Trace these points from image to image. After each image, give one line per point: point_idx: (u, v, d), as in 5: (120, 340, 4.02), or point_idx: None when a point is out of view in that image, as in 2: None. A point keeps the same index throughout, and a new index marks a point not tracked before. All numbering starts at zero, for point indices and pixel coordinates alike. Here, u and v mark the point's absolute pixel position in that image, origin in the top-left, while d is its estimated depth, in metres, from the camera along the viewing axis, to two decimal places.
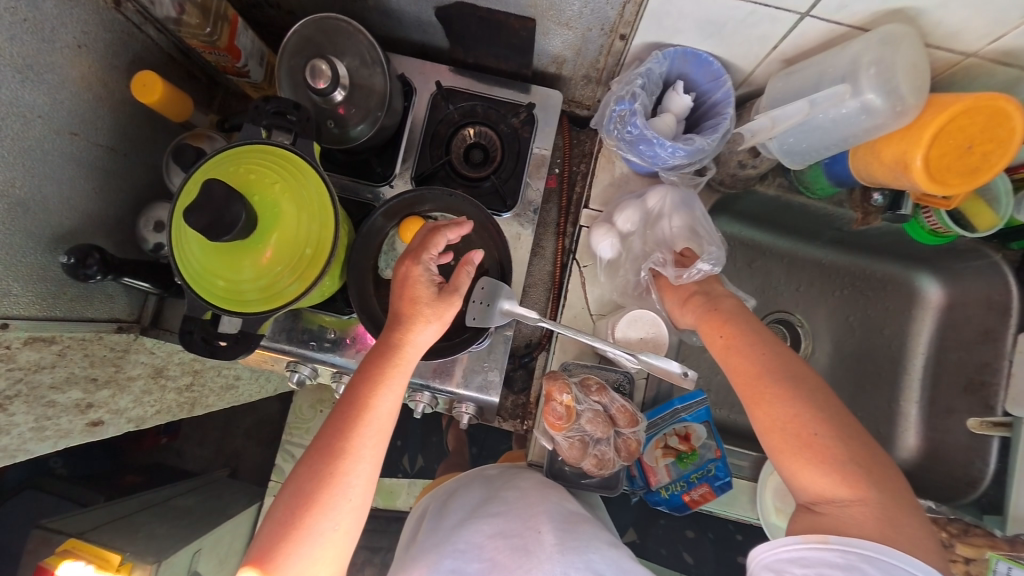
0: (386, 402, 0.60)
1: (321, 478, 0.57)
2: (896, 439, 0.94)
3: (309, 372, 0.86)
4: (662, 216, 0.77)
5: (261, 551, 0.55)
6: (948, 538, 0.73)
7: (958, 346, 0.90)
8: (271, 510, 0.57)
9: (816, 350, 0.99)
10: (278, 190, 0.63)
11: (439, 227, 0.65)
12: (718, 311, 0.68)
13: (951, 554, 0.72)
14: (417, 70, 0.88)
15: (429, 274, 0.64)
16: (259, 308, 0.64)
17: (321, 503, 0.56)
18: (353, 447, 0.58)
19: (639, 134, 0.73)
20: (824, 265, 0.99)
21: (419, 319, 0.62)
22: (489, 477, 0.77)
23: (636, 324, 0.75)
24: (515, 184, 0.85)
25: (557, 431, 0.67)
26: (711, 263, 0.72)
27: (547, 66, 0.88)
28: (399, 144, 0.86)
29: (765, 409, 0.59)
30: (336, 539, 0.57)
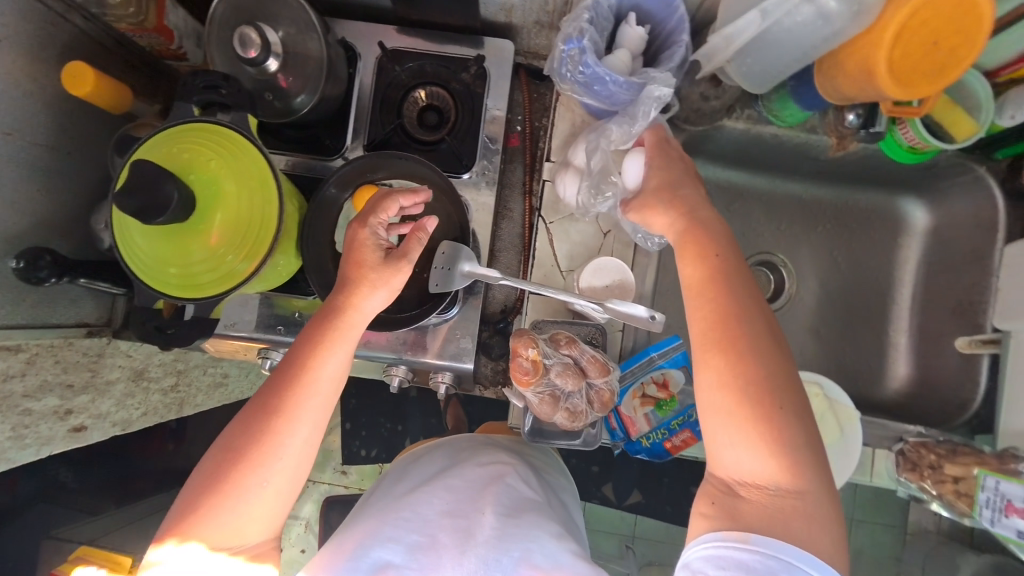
0: (327, 365, 0.59)
1: (253, 435, 0.57)
2: (889, 369, 0.92)
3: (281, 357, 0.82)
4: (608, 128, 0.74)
5: (189, 496, 0.57)
6: (936, 459, 0.70)
7: (946, 269, 0.87)
8: (204, 459, 0.58)
9: (802, 289, 0.97)
10: (215, 167, 0.61)
11: (391, 193, 0.63)
12: (705, 234, 0.61)
13: (940, 475, 0.69)
14: (361, 34, 0.85)
15: (377, 240, 0.63)
16: (213, 292, 0.62)
17: (251, 461, 0.57)
18: (286, 407, 0.58)
19: (592, 74, 0.70)
20: (803, 200, 0.96)
21: (365, 284, 0.61)
22: (457, 448, 0.75)
23: (601, 272, 0.76)
24: (472, 143, 0.82)
25: (527, 387, 0.64)
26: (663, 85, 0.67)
27: (497, 16, 0.84)
28: (349, 113, 0.83)
29: (731, 361, 0.54)
30: (265, 497, 0.58)
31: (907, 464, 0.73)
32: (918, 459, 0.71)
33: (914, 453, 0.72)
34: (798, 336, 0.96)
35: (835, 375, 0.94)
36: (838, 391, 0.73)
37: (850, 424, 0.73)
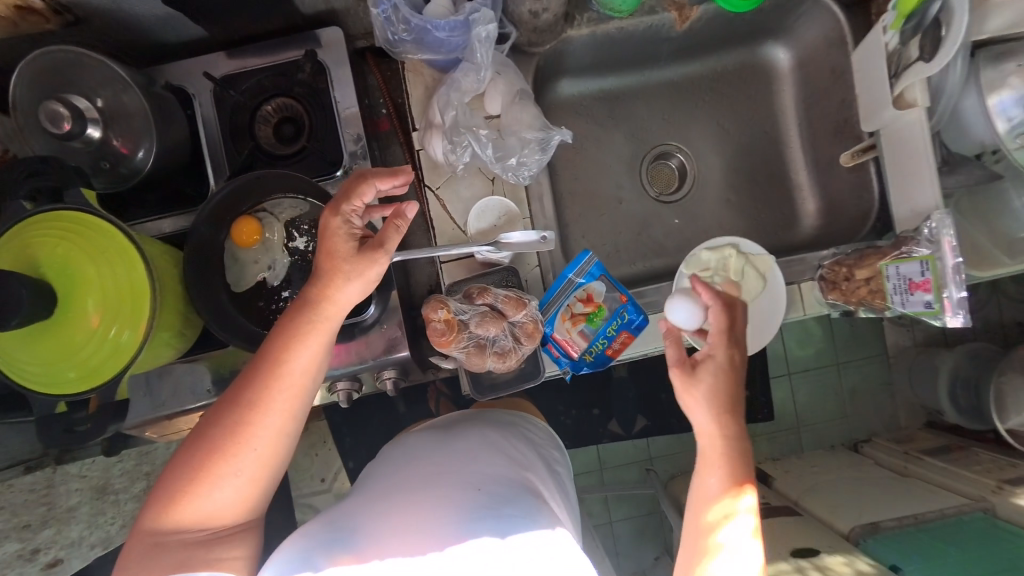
0: (302, 359, 0.57)
1: (228, 424, 0.55)
2: (804, 209, 0.96)
3: None
4: (457, 76, 0.73)
5: (161, 492, 0.54)
6: (848, 271, 0.71)
7: (820, 98, 0.91)
8: (176, 454, 0.56)
9: (703, 167, 1.00)
10: (61, 253, 0.57)
11: (367, 178, 0.61)
12: (728, 395, 0.61)
13: (855, 284, 0.71)
14: (184, 71, 0.79)
15: (350, 228, 0.60)
16: (108, 377, 0.58)
17: (226, 452, 0.54)
18: (262, 398, 0.55)
19: (417, 26, 0.70)
20: (677, 83, 0.99)
21: (338, 275, 0.59)
22: (447, 425, 0.75)
23: (485, 214, 0.76)
24: (332, 138, 0.78)
25: (449, 347, 0.66)
26: (488, 25, 0.69)
27: (316, 6, 0.81)
28: (203, 154, 0.77)
29: (710, 468, 0.60)
30: (243, 486, 0.56)
31: (829, 286, 0.74)
32: (836, 276, 0.73)
33: (832, 273, 0.74)
34: (716, 212, 0.99)
35: (759, 233, 0.98)
36: (750, 245, 0.77)
37: (771, 271, 0.75)
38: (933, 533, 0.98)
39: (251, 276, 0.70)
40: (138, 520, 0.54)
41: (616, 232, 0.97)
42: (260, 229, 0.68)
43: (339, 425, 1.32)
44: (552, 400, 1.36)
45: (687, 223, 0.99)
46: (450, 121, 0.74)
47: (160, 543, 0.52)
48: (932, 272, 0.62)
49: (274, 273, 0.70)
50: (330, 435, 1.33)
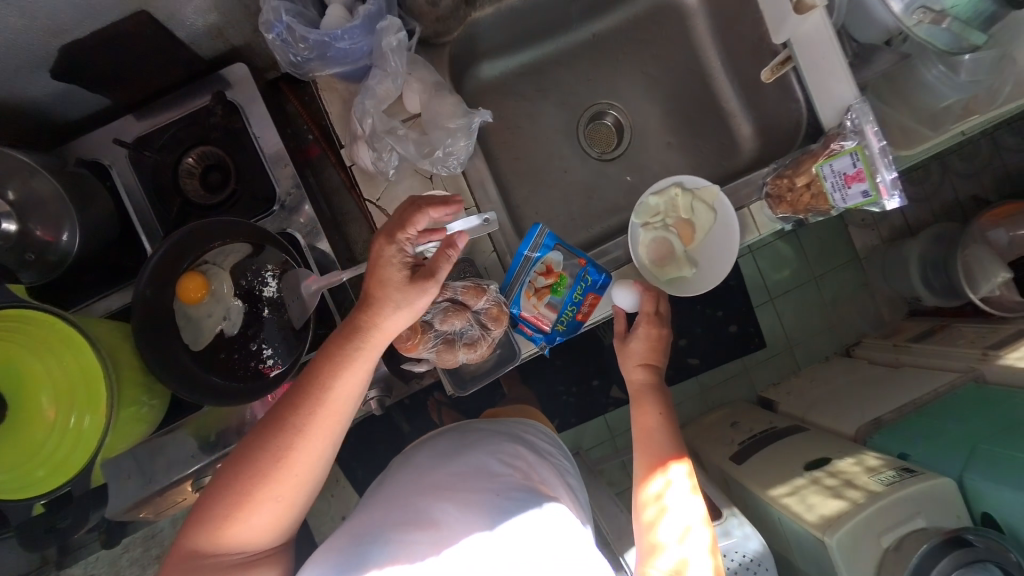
0: (346, 386, 0.56)
1: (270, 446, 0.53)
2: (742, 136, 0.97)
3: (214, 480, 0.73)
4: (370, 84, 0.71)
5: (203, 511, 0.53)
6: (790, 182, 0.73)
7: (730, 23, 0.92)
8: (217, 473, 0.55)
9: (636, 117, 1.01)
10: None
11: (425, 206, 0.58)
12: (658, 347, 0.76)
13: (798, 192, 0.72)
14: (92, 142, 0.76)
15: (401, 257, 0.57)
16: (80, 468, 0.56)
17: (268, 477, 0.53)
18: (308, 422, 0.54)
19: (316, 41, 0.68)
20: (592, 42, 0.99)
21: (388, 305, 0.57)
22: (462, 430, 0.75)
23: None
24: (258, 174, 0.76)
25: (417, 349, 0.67)
26: (397, 32, 0.69)
27: (216, 47, 0.79)
28: (131, 221, 0.74)
29: (642, 411, 0.73)
30: (280, 509, 0.55)
31: (777, 201, 0.74)
32: (781, 189, 0.74)
33: (778, 187, 0.74)
34: (659, 158, 1.00)
35: (705, 168, 0.99)
36: (694, 180, 0.77)
37: (717, 201, 0.75)
38: (932, 412, 1.02)
39: (207, 331, 0.68)
40: (180, 537, 0.54)
41: (568, 202, 0.98)
42: (201, 283, 0.66)
43: (348, 461, 1.31)
44: (551, 382, 1.37)
45: (635, 176, 1.00)
46: (373, 129, 0.72)
47: (200, 563, 0.52)
48: (862, 161, 0.64)
49: (230, 322, 0.69)
50: (342, 472, 1.32)
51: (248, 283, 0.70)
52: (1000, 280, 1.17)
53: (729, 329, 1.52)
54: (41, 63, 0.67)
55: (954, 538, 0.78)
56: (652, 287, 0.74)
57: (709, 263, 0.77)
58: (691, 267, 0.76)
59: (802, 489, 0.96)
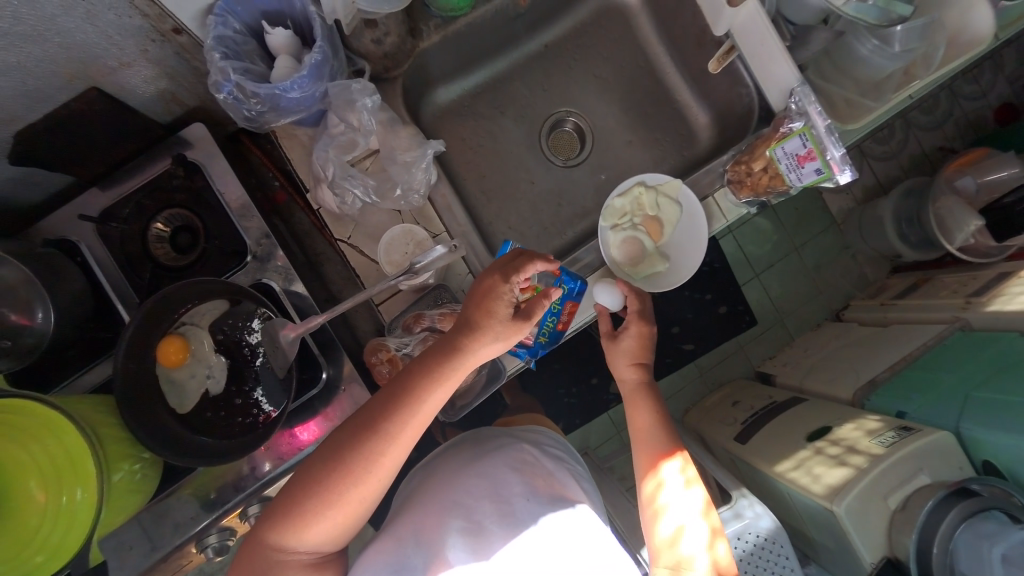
0: (436, 401, 0.60)
1: (366, 453, 0.56)
2: (703, 122, 0.99)
3: (217, 538, 0.73)
4: (335, 133, 0.74)
5: (287, 506, 0.56)
6: (748, 167, 0.74)
7: (671, 21, 0.95)
8: (305, 468, 0.57)
9: (593, 121, 1.02)
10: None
11: (533, 257, 0.63)
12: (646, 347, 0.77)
13: (757, 176, 0.74)
14: (62, 221, 0.76)
15: (512, 295, 0.62)
16: (78, 547, 0.56)
17: (357, 480, 0.56)
18: (405, 433, 0.58)
19: (268, 95, 0.69)
20: (540, 55, 1.01)
21: (489, 334, 0.62)
22: (480, 438, 0.77)
23: (393, 244, 0.76)
24: (230, 228, 0.77)
25: None
26: (367, 94, 0.72)
27: (172, 111, 0.80)
28: (107, 294, 0.74)
29: (638, 412, 0.75)
30: (355, 513, 0.57)
31: (739, 186, 0.77)
32: (742, 175, 0.76)
33: (738, 172, 0.76)
34: (623, 158, 1.02)
35: (669, 161, 1.01)
36: (654, 176, 0.79)
37: (681, 192, 0.78)
38: (922, 366, 1.03)
39: (190, 392, 0.68)
40: (257, 532, 0.56)
41: (540, 212, 0.99)
42: (178, 345, 0.66)
43: None
44: (551, 389, 1.37)
45: (602, 178, 1.01)
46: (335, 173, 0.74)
47: (276, 560, 0.55)
48: (811, 142, 0.65)
49: (213, 381, 0.69)
50: None
51: (227, 336, 0.70)
52: (973, 228, 1.17)
53: (719, 312, 1.54)
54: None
55: (960, 491, 0.80)
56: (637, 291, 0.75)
57: (679, 256, 0.79)
58: (663, 262, 0.77)
59: (806, 461, 0.98)
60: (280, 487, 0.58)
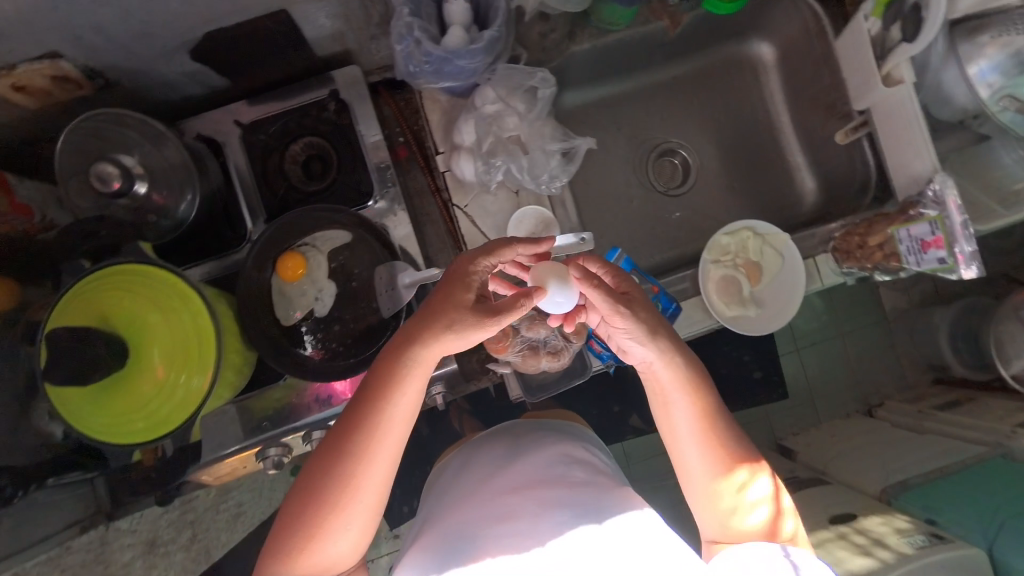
0: (403, 408, 0.58)
1: (345, 466, 0.57)
2: (803, 189, 1.02)
3: (280, 451, 0.75)
4: (489, 110, 0.77)
5: (283, 533, 0.58)
6: (861, 237, 0.78)
7: (802, 86, 0.98)
8: (287, 499, 0.59)
9: (700, 159, 1.05)
10: (122, 309, 0.59)
11: (512, 241, 0.62)
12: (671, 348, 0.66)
13: (869, 250, 0.77)
14: (212, 122, 0.81)
15: (476, 286, 0.60)
16: (178, 424, 0.61)
17: (336, 503, 0.57)
18: (386, 432, 0.58)
19: (437, 59, 0.74)
20: (668, 86, 1.04)
21: (449, 327, 0.58)
22: (513, 433, 0.82)
23: (522, 223, 0.81)
24: (362, 169, 0.82)
25: (506, 351, 0.76)
26: (545, 83, 0.78)
27: (333, 49, 0.85)
28: (237, 198, 0.79)
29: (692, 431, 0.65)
30: (350, 529, 0.59)
31: (845, 254, 0.80)
32: (850, 245, 0.79)
33: (846, 242, 0.80)
34: (721, 201, 1.04)
35: (765, 215, 1.03)
36: (765, 225, 0.82)
37: (788, 246, 0.80)
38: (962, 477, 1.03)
39: (297, 308, 0.72)
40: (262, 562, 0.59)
41: (628, 231, 1.02)
42: (300, 261, 0.71)
43: None
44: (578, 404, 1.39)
45: (698, 214, 1.04)
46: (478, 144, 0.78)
47: None
48: (941, 229, 0.67)
49: (320, 304, 0.73)
50: None
51: (341, 265, 0.75)
52: None
53: (755, 375, 1.54)
54: (184, 43, 0.73)
55: None
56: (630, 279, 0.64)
57: (770, 306, 0.82)
58: (755, 309, 0.81)
59: (829, 542, 0.97)
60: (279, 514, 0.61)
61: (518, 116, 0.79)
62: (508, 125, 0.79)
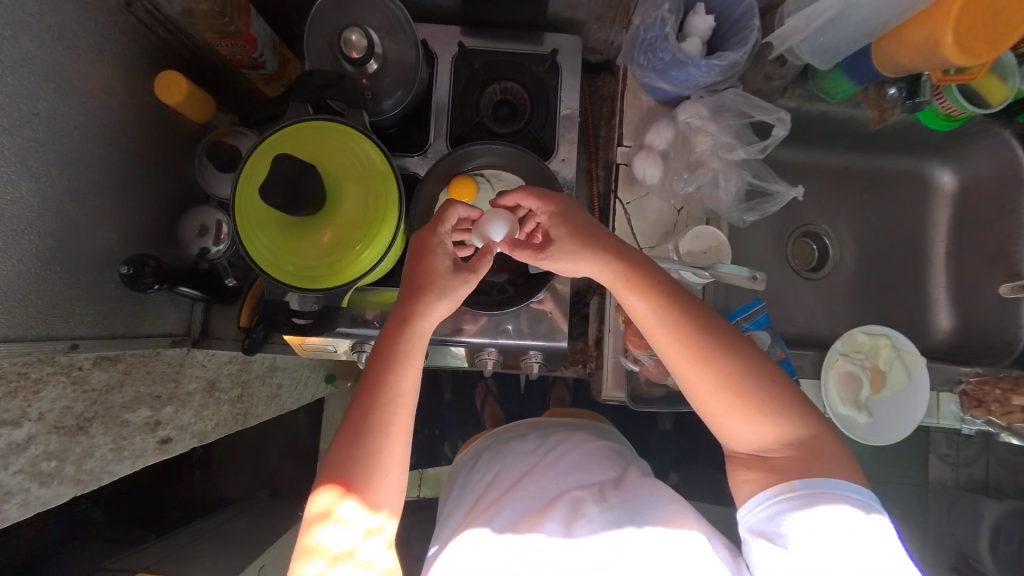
0: (407, 375, 0.64)
1: (374, 429, 0.62)
2: (933, 321, 1.00)
3: (374, 349, 0.82)
4: (694, 129, 0.79)
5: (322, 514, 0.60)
6: (1002, 394, 0.82)
7: (974, 227, 0.96)
8: (321, 482, 0.61)
9: (843, 254, 1.03)
10: (315, 155, 0.62)
11: (454, 202, 0.68)
12: (627, 262, 0.65)
13: (1007, 406, 0.81)
14: (432, 34, 0.83)
15: (446, 249, 0.67)
16: (331, 285, 0.63)
17: (374, 469, 0.61)
18: (406, 387, 0.64)
19: (671, 59, 0.75)
20: (841, 172, 1.02)
21: (433, 295, 0.65)
22: (544, 429, 0.85)
23: (699, 239, 0.79)
24: (551, 131, 0.83)
25: (642, 351, 0.80)
26: (781, 124, 0.76)
27: (563, 15, 0.88)
28: (429, 111, 0.82)
29: (690, 364, 0.61)
30: (388, 493, 0.62)
31: (974, 401, 0.85)
32: (983, 395, 0.84)
33: (979, 391, 0.84)
34: (847, 299, 1.02)
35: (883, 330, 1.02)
36: (904, 341, 0.84)
37: (918, 370, 0.83)
38: None
39: None
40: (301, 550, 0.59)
41: None
42: (473, 190, 0.77)
43: None
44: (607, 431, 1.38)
45: (821, 302, 1.01)
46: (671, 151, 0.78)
47: None
48: None
49: None
50: None
51: None
52: None
53: None
54: None
55: None
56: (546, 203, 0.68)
57: (883, 419, 0.84)
58: (865, 415, 0.84)
59: None
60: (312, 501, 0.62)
61: (717, 141, 0.78)
62: (703, 146, 0.79)
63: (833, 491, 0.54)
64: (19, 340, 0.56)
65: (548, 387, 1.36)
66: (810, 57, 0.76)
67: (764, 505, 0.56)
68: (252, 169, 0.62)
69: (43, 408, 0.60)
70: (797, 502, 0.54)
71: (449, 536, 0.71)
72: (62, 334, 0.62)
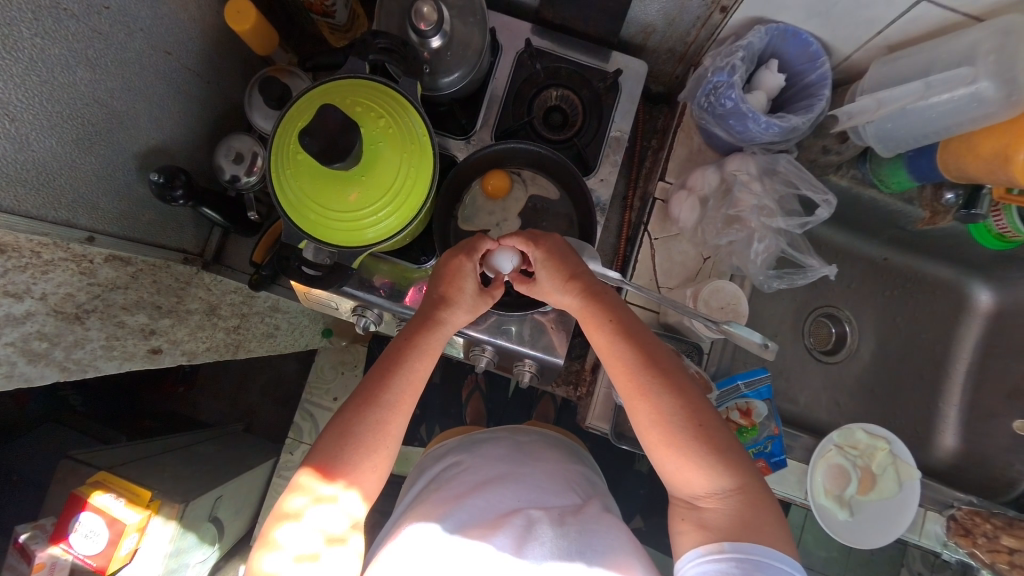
0: (424, 365, 0.66)
1: (390, 400, 0.63)
2: (937, 439, 0.96)
3: (374, 317, 0.84)
4: (738, 183, 0.77)
5: (311, 480, 0.59)
6: (992, 530, 0.78)
7: (1003, 353, 0.92)
8: (318, 447, 0.61)
9: (861, 345, 1.00)
10: (360, 112, 0.63)
11: (488, 235, 0.69)
12: (597, 297, 0.64)
13: (994, 545, 0.77)
14: (504, 26, 0.84)
15: (476, 271, 0.68)
16: (346, 243, 0.64)
17: (369, 444, 0.61)
18: (421, 371, 0.66)
19: (733, 107, 0.74)
20: (877, 263, 0.99)
21: (460, 304, 0.69)
22: (519, 442, 0.84)
23: (718, 293, 0.78)
24: (596, 148, 0.83)
25: None
26: (826, 206, 0.76)
27: (635, 38, 0.87)
28: (482, 100, 0.83)
29: (644, 403, 0.59)
30: (372, 472, 0.62)
31: (960, 529, 0.81)
32: (972, 526, 0.80)
33: (968, 520, 0.80)
34: (855, 391, 0.99)
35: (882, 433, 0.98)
36: (902, 448, 0.82)
37: (911, 483, 0.80)
38: None
39: (479, 220, 0.81)
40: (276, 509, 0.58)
41: None
42: (506, 186, 0.79)
43: None
44: None
45: (826, 387, 0.99)
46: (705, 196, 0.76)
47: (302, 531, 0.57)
48: None
49: (497, 228, 0.80)
50: None
51: (533, 211, 0.81)
52: None
53: None
54: None
55: None
56: (532, 240, 0.67)
57: (864, 523, 0.81)
58: (845, 513, 0.81)
59: None
60: (301, 466, 0.61)
61: (760, 203, 0.76)
62: (746, 203, 0.77)
63: (763, 559, 0.51)
64: (41, 220, 0.59)
65: (535, 398, 1.35)
66: (872, 140, 0.75)
67: (694, 561, 0.54)
68: (297, 114, 0.63)
69: (47, 289, 0.62)
70: (725, 564, 0.52)
71: (398, 525, 0.70)
72: (81, 225, 0.64)
